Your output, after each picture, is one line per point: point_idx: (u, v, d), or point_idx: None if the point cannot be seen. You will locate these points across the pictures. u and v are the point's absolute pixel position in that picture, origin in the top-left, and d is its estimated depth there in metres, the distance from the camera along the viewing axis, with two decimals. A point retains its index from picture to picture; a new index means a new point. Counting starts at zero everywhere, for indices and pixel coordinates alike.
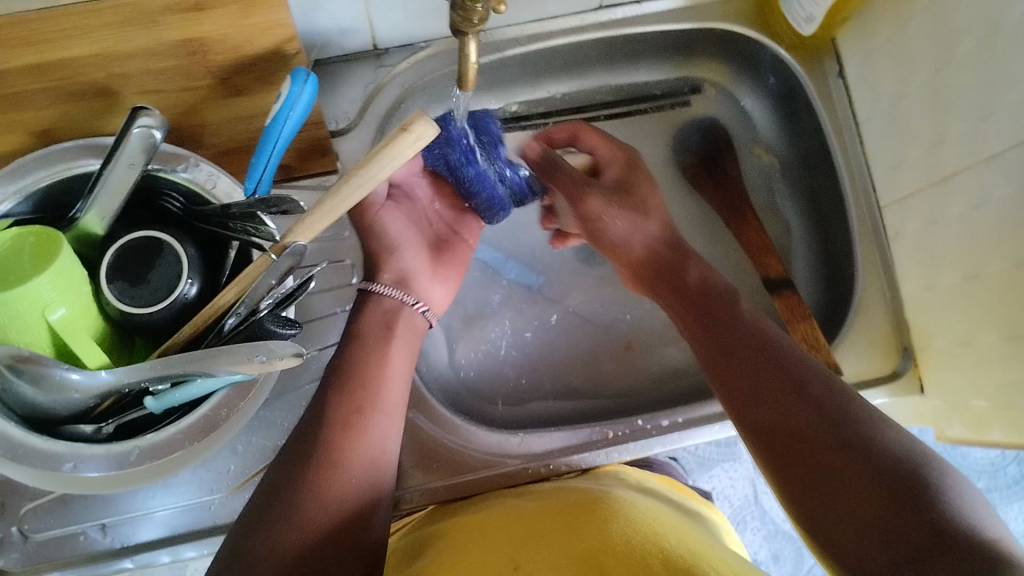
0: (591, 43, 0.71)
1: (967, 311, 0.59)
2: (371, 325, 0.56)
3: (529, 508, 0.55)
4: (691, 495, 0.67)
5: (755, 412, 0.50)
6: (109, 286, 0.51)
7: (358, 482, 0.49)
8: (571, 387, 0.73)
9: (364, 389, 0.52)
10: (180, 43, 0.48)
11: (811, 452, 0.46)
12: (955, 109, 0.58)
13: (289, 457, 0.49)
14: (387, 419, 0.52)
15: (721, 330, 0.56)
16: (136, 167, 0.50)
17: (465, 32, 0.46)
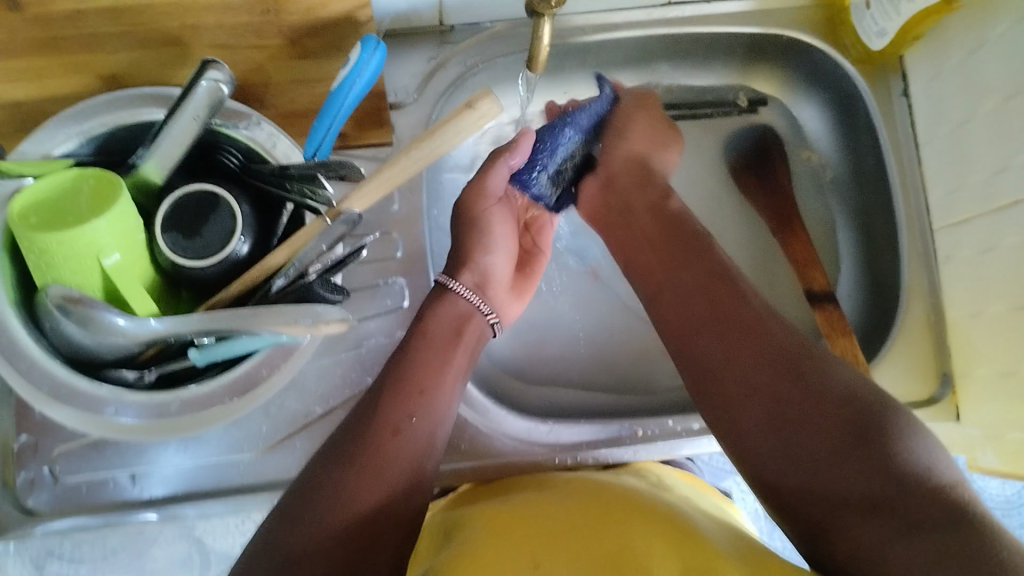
0: (655, 40, 0.70)
1: (1013, 340, 0.58)
2: (440, 330, 0.55)
3: (567, 505, 0.54)
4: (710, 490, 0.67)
5: (699, 342, 0.53)
6: (163, 236, 0.51)
7: (397, 485, 0.48)
8: (603, 381, 0.72)
9: (410, 397, 0.50)
10: (258, 1, 0.48)
11: (767, 394, 0.48)
12: (1021, 138, 0.57)
13: (329, 454, 0.48)
14: (427, 427, 0.50)
15: (686, 269, 0.58)
16: (199, 119, 0.51)
17: (541, 13, 0.47)
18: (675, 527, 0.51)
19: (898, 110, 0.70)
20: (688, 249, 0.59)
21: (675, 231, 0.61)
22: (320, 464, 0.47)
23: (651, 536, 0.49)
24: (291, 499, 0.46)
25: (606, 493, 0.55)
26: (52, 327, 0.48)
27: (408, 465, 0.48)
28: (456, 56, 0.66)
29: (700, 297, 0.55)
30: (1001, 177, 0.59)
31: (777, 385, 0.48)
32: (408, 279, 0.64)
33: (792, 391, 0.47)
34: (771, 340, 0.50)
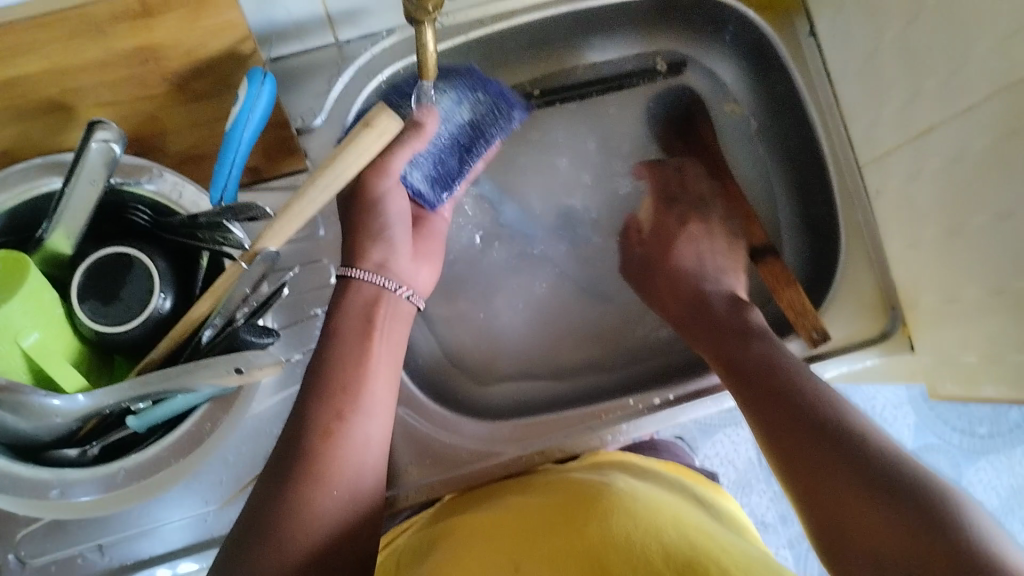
0: (557, 19, 0.69)
1: (951, 263, 0.58)
2: (350, 319, 0.53)
3: (536, 504, 0.55)
4: (700, 482, 0.68)
5: (780, 438, 0.50)
6: (81, 306, 0.50)
7: (342, 491, 0.49)
8: (561, 367, 0.72)
9: (341, 396, 0.51)
10: (133, 52, 0.47)
11: (834, 497, 0.45)
12: (927, 65, 0.57)
13: (271, 472, 0.49)
14: (367, 424, 0.51)
15: (745, 374, 0.56)
16: (97, 183, 0.49)
17: (420, 20, 0.47)
18: (649, 514, 0.51)
19: (808, 51, 0.69)
20: (738, 355, 0.58)
21: (728, 329, 0.61)
22: (270, 477, 0.49)
23: (626, 524, 0.50)
24: (245, 522, 0.47)
25: (569, 487, 0.56)
26: None
27: (349, 469, 0.49)
28: (358, 70, 0.65)
29: (740, 369, 0.56)
30: (913, 105, 0.59)
31: (851, 486, 0.45)
32: None
33: (856, 473, 0.45)
34: (836, 438, 0.47)
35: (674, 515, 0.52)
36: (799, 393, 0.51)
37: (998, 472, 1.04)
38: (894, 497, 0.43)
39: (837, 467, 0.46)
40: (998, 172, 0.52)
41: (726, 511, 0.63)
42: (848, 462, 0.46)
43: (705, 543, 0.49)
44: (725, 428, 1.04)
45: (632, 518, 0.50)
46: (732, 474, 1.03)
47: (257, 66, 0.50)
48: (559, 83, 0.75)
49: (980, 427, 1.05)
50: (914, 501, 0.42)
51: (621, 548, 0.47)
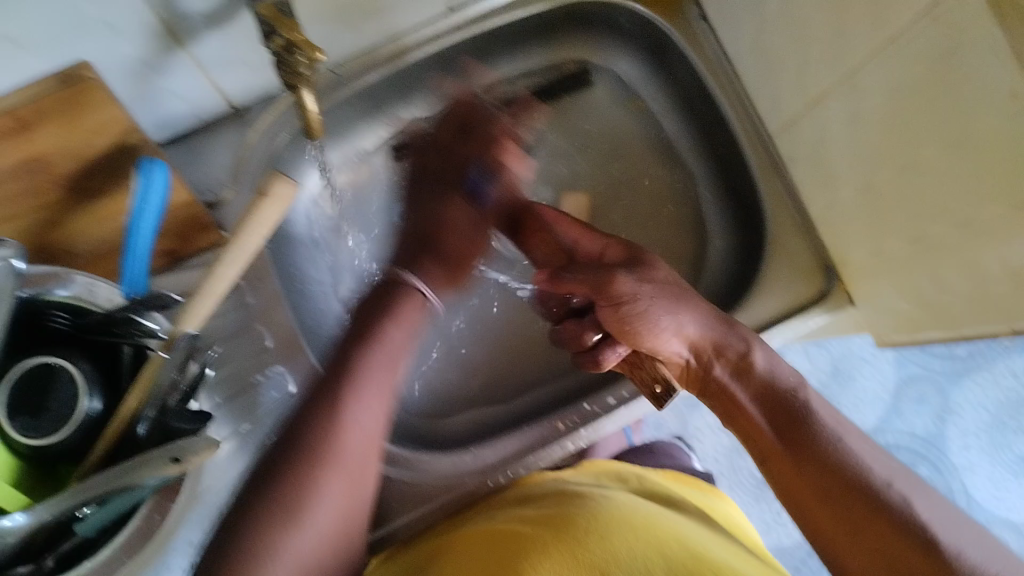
0: (455, 46, 0.70)
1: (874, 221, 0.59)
2: (378, 318, 0.49)
3: (528, 517, 0.54)
4: (695, 486, 0.68)
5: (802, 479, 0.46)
6: (11, 424, 0.50)
7: (328, 528, 0.41)
8: (500, 389, 0.75)
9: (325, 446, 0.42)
10: (18, 166, 0.47)
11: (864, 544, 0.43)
12: (812, 31, 0.59)
13: (229, 527, 0.39)
14: (349, 482, 0.42)
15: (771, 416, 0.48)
16: (4, 297, 0.48)
17: (296, 84, 0.50)
18: (646, 530, 0.50)
19: (702, 33, 0.71)
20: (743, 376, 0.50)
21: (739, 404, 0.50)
22: (228, 530, 0.39)
23: (625, 542, 0.49)
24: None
25: (562, 502, 0.55)
26: None
27: (318, 533, 0.40)
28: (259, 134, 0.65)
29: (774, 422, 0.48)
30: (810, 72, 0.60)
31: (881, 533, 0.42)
32: (287, 365, 0.64)
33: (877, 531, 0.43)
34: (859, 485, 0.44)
35: (651, 524, 0.51)
36: (768, 394, 0.49)
37: (986, 391, 1.04)
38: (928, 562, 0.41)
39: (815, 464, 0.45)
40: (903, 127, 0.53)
41: (711, 508, 0.64)
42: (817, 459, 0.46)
43: (704, 555, 0.49)
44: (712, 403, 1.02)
45: (629, 533, 0.50)
46: (726, 443, 1.01)
47: (145, 157, 0.51)
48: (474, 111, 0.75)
49: (958, 348, 1.05)
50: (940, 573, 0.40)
51: (618, 567, 0.47)
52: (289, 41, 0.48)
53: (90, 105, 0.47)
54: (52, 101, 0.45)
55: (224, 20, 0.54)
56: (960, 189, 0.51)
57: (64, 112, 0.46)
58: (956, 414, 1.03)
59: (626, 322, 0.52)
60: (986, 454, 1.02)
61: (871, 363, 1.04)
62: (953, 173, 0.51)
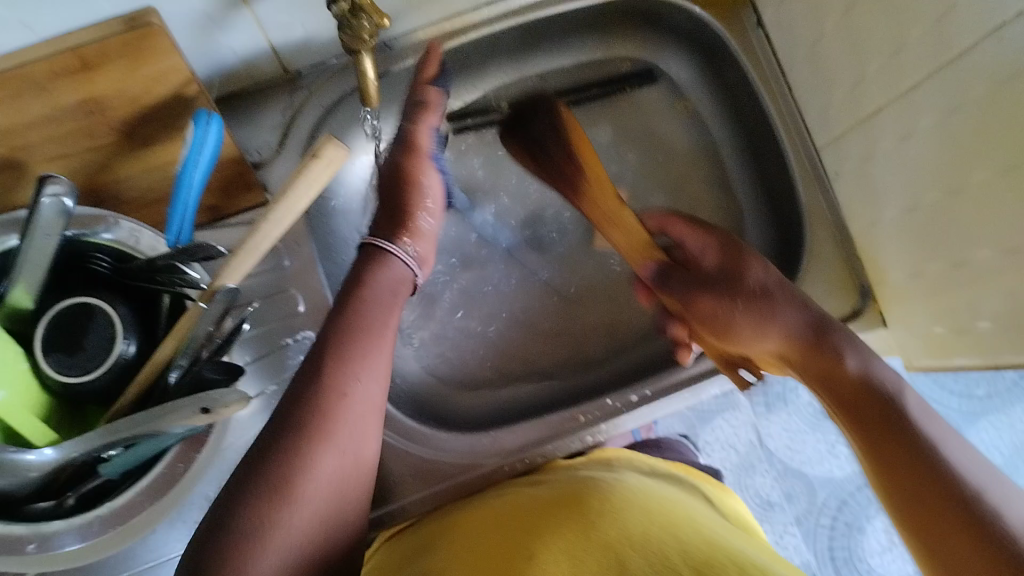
0: (506, 31, 0.70)
1: (914, 241, 0.61)
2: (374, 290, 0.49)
3: (538, 498, 0.55)
4: (705, 480, 0.68)
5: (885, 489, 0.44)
6: (46, 359, 0.51)
7: (330, 486, 0.42)
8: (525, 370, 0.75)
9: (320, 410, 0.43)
10: (78, 106, 0.48)
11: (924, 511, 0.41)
12: (869, 47, 0.59)
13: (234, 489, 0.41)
14: (343, 455, 0.43)
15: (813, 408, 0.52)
16: (53, 236, 0.49)
17: (356, 50, 0.50)
18: (656, 515, 0.51)
19: (757, 41, 0.72)
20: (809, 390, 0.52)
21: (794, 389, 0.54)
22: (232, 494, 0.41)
23: (637, 524, 0.50)
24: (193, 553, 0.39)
25: (570, 485, 0.56)
26: None
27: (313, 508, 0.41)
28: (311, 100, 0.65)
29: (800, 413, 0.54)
30: (863, 88, 0.61)
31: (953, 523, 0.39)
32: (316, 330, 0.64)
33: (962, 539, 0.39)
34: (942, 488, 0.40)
35: (666, 512, 0.52)
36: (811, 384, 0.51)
37: (1001, 431, 1.04)
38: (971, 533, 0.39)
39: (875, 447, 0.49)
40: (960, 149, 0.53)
41: (721, 499, 0.65)
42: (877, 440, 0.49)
43: (716, 539, 0.50)
44: (723, 413, 1.04)
45: (642, 518, 0.51)
46: (734, 459, 1.02)
47: (202, 109, 0.51)
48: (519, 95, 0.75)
49: (978, 387, 1.05)
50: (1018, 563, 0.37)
51: (635, 543, 0.48)
52: (354, 3, 0.49)
53: (153, 52, 0.47)
54: (116, 43, 0.45)
55: None
56: (1000, 221, 0.52)
57: (127, 57, 0.46)
58: None
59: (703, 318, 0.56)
60: None
61: None
62: (992, 205, 0.52)
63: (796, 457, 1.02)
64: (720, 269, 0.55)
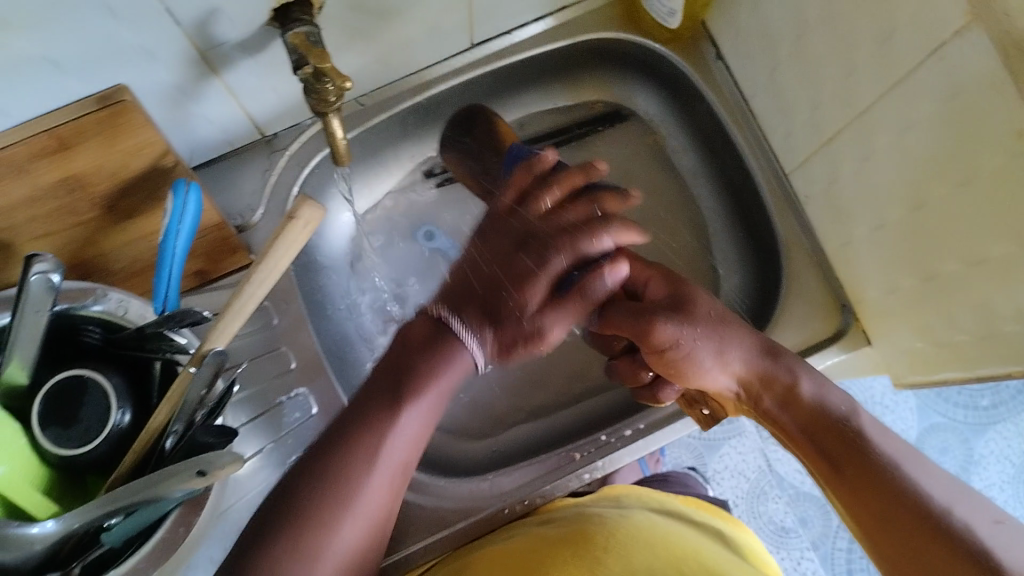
0: (475, 80, 0.72)
1: (881, 257, 0.62)
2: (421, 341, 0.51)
3: (547, 536, 0.55)
4: (716, 513, 0.68)
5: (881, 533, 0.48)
6: (43, 433, 0.52)
7: (368, 518, 0.47)
8: (522, 409, 0.77)
9: (316, 516, 0.45)
10: (59, 184, 0.49)
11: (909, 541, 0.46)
12: (822, 72, 0.61)
13: (284, 498, 0.46)
14: (380, 494, 0.48)
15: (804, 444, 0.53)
16: (43, 312, 0.50)
17: (323, 112, 0.52)
18: (660, 553, 0.52)
19: (718, 72, 0.74)
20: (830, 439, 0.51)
21: (825, 428, 0.52)
22: (273, 506, 0.46)
23: (642, 560, 0.51)
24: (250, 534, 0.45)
25: (578, 523, 0.56)
26: None
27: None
28: (289, 161, 0.67)
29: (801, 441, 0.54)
30: (821, 111, 0.63)
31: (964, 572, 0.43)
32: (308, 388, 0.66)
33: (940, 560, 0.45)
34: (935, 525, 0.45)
35: (669, 549, 0.53)
36: (816, 413, 0.53)
37: (1008, 440, 1.04)
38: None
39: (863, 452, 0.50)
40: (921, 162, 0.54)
41: (734, 531, 0.65)
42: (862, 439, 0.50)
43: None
44: (731, 440, 1.04)
45: (646, 559, 0.52)
46: (744, 487, 1.02)
47: (180, 178, 0.53)
48: None
49: (982, 398, 1.06)
50: None
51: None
52: (316, 70, 0.49)
53: (128, 129, 0.49)
54: (92, 122, 0.47)
55: (262, 54, 0.56)
56: (957, 233, 0.54)
57: (103, 134, 0.48)
58: (979, 465, 1.04)
59: (672, 364, 0.56)
60: (1011, 505, 1.02)
61: (892, 409, 1.05)
62: (949, 217, 0.54)
63: (806, 480, 1.02)
64: (654, 307, 0.57)
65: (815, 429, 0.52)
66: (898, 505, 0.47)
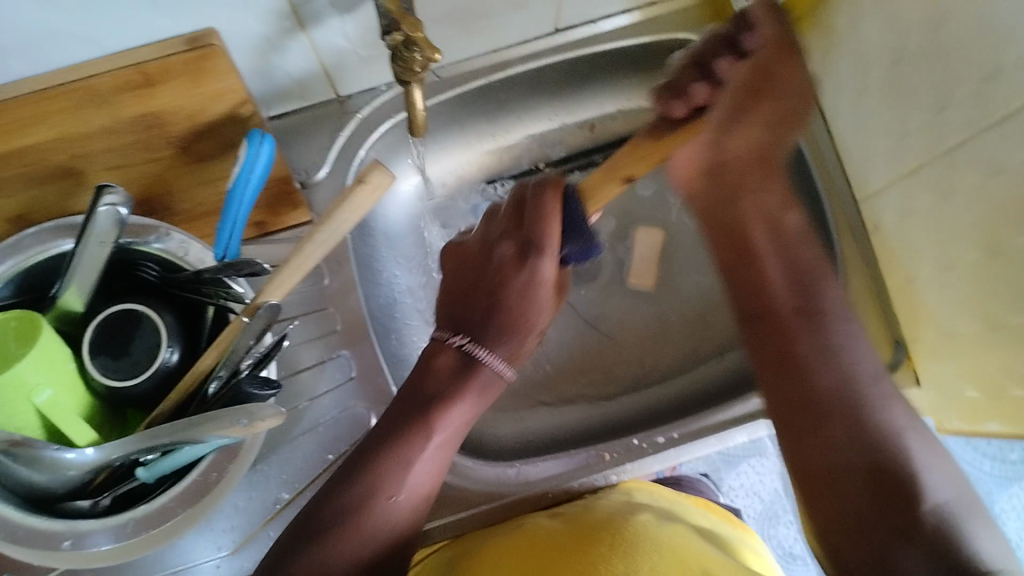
0: (553, 66, 0.72)
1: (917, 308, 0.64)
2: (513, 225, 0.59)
3: (557, 532, 0.59)
4: (728, 519, 0.70)
5: (808, 454, 0.53)
6: (92, 361, 0.53)
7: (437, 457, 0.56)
8: (555, 400, 0.77)
9: (425, 415, 0.56)
10: (137, 119, 0.50)
11: (859, 482, 0.50)
12: (912, 100, 0.60)
13: (345, 468, 0.55)
14: (448, 436, 0.57)
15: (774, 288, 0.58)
16: (107, 244, 0.51)
17: (408, 80, 0.52)
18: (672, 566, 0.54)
19: None
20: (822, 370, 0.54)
21: (802, 290, 0.58)
22: (344, 470, 0.55)
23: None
24: (317, 502, 0.54)
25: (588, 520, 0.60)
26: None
27: (425, 476, 0.56)
28: (361, 123, 0.67)
29: (814, 309, 0.57)
30: (905, 140, 0.62)
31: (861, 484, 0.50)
32: (352, 349, 0.67)
33: (882, 499, 0.49)
34: (868, 454, 0.50)
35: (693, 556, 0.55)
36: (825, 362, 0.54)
37: None
38: (872, 480, 0.50)
39: (850, 458, 0.51)
40: (1001, 204, 0.53)
41: (744, 544, 0.67)
42: (846, 442, 0.51)
43: None
44: (749, 458, 0.99)
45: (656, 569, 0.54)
46: (759, 507, 0.99)
47: (255, 129, 0.53)
48: (573, 154, 0.79)
49: (1014, 451, 1.03)
50: (878, 484, 0.50)
51: None
52: (407, 37, 0.49)
53: (213, 72, 0.49)
54: (178, 63, 0.47)
55: (352, 16, 0.56)
56: None
57: (187, 75, 0.48)
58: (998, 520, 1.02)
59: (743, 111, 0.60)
60: None
61: None
62: None
63: None
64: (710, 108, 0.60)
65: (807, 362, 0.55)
66: (829, 406, 0.53)
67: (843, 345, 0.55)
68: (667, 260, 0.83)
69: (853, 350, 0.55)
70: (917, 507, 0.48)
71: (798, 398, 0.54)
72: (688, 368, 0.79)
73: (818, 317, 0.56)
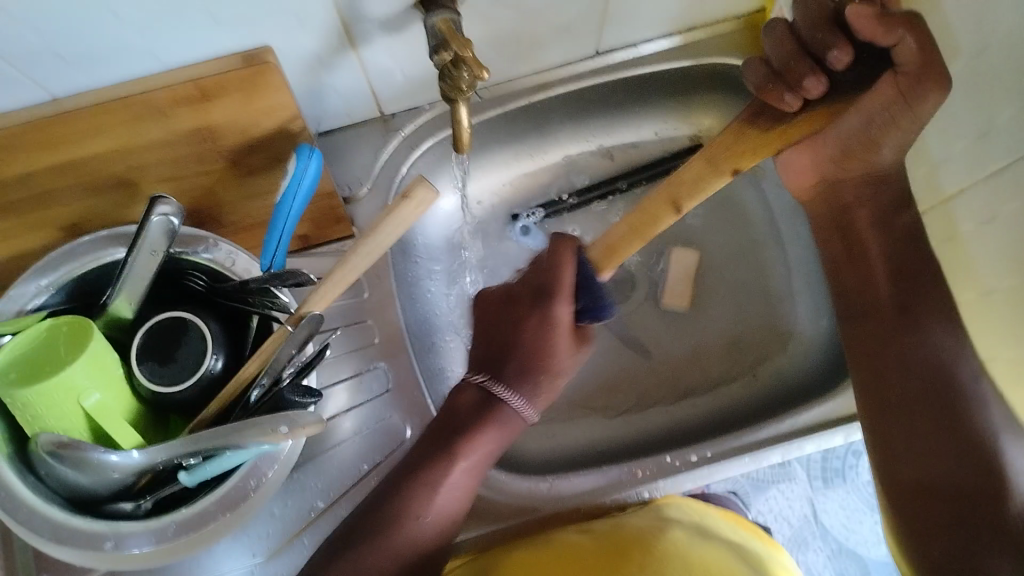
0: (595, 87, 0.73)
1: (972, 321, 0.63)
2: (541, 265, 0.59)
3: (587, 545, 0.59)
4: (756, 535, 0.69)
5: (924, 472, 0.57)
6: (140, 367, 0.54)
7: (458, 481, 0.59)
8: (588, 418, 0.78)
9: (452, 440, 0.59)
10: (192, 132, 0.51)
11: (963, 496, 0.55)
12: None
13: (373, 499, 0.58)
14: (477, 458, 0.59)
15: (885, 286, 0.63)
16: (158, 252, 0.52)
17: (454, 98, 0.52)
18: None
19: None
20: (918, 355, 0.59)
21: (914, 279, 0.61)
22: (387, 486, 0.58)
23: None
24: (352, 521, 0.57)
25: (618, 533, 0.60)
26: (49, 473, 0.50)
27: (451, 501, 0.59)
28: (404, 140, 0.68)
29: (911, 313, 0.61)
30: None
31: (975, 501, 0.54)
32: (390, 361, 0.68)
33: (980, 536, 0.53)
34: (966, 474, 0.55)
35: None
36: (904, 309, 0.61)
37: None
38: (965, 493, 0.55)
39: (947, 473, 0.56)
40: None
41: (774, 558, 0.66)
42: (943, 457, 0.56)
43: None
44: (778, 483, 0.95)
45: None
46: (788, 531, 0.94)
47: (305, 144, 0.54)
48: (595, 187, 0.79)
49: None
50: (971, 496, 0.54)
51: None
52: (456, 56, 0.50)
53: (267, 88, 0.50)
54: (236, 79, 0.49)
55: (402, 35, 0.57)
56: None
57: (242, 91, 0.50)
58: None
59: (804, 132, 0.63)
60: None
61: None
62: None
63: (852, 536, 0.94)
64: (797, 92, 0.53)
65: (891, 332, 0.61)
66: (922, 389, 0.58)
67: (942, 369, 0.58)
68: (699, 281, 0.84)
69: (955, 352, 0.58)
70: (1005, 508, 0.53)
71: (912, 401, 0.58)
72: (720, 386, 0.79)
73: (915, 321, 0.60)
